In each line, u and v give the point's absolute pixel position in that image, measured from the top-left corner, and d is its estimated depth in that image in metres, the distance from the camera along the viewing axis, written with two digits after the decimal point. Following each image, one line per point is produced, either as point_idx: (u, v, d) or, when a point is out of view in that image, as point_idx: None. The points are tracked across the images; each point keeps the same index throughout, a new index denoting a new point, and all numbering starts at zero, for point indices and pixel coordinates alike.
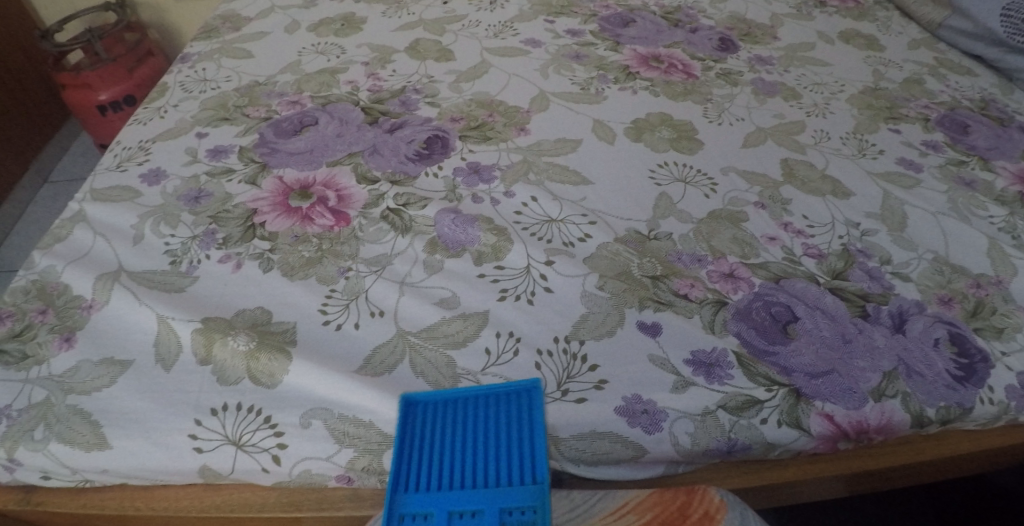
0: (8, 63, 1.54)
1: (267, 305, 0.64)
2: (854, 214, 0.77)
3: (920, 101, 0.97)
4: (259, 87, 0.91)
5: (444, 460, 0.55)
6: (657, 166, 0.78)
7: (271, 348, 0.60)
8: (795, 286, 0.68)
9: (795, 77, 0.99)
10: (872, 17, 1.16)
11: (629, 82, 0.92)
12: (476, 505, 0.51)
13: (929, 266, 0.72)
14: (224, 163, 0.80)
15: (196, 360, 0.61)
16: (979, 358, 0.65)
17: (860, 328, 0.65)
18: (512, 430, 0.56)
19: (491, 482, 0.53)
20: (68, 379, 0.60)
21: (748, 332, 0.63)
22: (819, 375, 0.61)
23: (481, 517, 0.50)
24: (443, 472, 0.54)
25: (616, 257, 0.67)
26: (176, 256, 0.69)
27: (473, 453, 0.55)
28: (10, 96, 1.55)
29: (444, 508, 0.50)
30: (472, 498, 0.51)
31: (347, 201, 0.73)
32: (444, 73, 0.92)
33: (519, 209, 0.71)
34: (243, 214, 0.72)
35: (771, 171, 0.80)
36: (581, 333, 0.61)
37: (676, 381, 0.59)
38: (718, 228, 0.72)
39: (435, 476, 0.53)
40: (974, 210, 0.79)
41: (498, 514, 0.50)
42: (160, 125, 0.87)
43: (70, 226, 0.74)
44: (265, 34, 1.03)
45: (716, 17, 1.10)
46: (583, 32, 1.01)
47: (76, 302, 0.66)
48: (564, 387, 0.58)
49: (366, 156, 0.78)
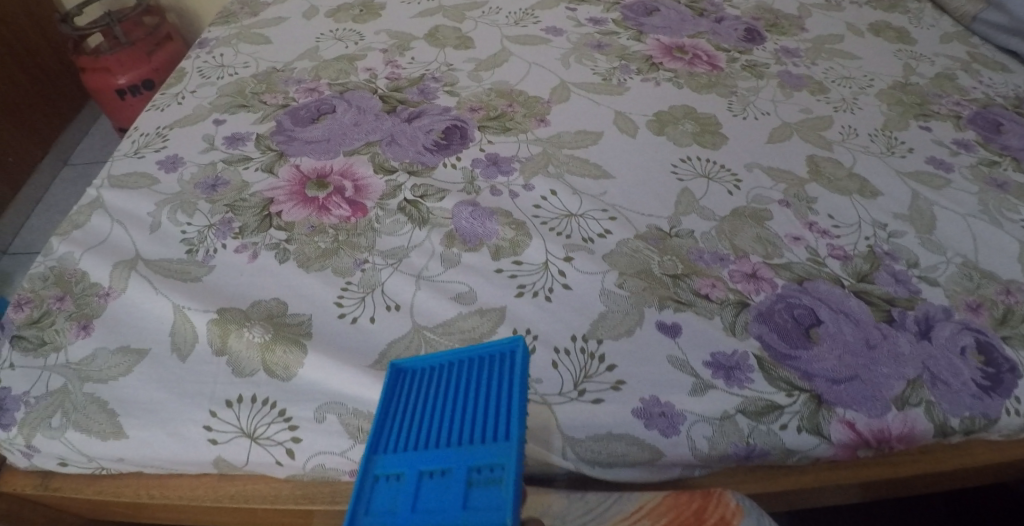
0: (29, 45, 1.55)
1: (282, 297, 0.64)
2: (881, 214, 0.75)
3: (952, 98, 0.94)
4: (277, 74, 0.91)
5: (418, 413, 0.48)
6: (679, 160, 0.76)
7: (286, 340, 0.60)
8: (819, 288, 0.66)
9: (822, 70, 0.96)
10: (904, 8, 1.12)
11: (651, 73, 0.90)
12: (444, 462, 0.43)
13: (958, 271, 0.71)
14: (240, 150, 0.79)
15: (211, 351, 0.61)
16: (1007, 368, 0.64)
17: (884, 334, 0.64)
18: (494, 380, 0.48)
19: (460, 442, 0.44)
20: (85, 367, 0.61)
21: (770, 335, 0.62)
22: (841, 381, 0.60)
23: (450, 477, 0.42)
24: (414, 435, 0.46)
25: (636, 254, 0.66)
26: (192, 245, 0.69)
27: (449, 410, 0.47)
28: (31, 78, 1.56)
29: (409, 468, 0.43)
30: (438, 457, 0.43)
31: (364, 191, 0.72)
32: (463, 61, 0.90)
33: (539, 203, 0.70)
34: (260, 203, 0.72)
35: (797, 168, 0.78)
36: (599, 332, 0.60)
37: (695, 384, 0.58)
38: (740, 226, 0.70)
39: (407, 438, 0.46)
40: (1006, 213, 0.77)
41: (466, 471, 0.42)
42: (178, 112, 0.87)
43: (88, 212, 0.74)
44: (284, 20, 1.02)
45: (743, 6, 1.07)
46: (606, 21, 0.99)
47: (93, 289, 0.66)
48: (580, 387, 0.57)
49: (384, 146, 0.77)
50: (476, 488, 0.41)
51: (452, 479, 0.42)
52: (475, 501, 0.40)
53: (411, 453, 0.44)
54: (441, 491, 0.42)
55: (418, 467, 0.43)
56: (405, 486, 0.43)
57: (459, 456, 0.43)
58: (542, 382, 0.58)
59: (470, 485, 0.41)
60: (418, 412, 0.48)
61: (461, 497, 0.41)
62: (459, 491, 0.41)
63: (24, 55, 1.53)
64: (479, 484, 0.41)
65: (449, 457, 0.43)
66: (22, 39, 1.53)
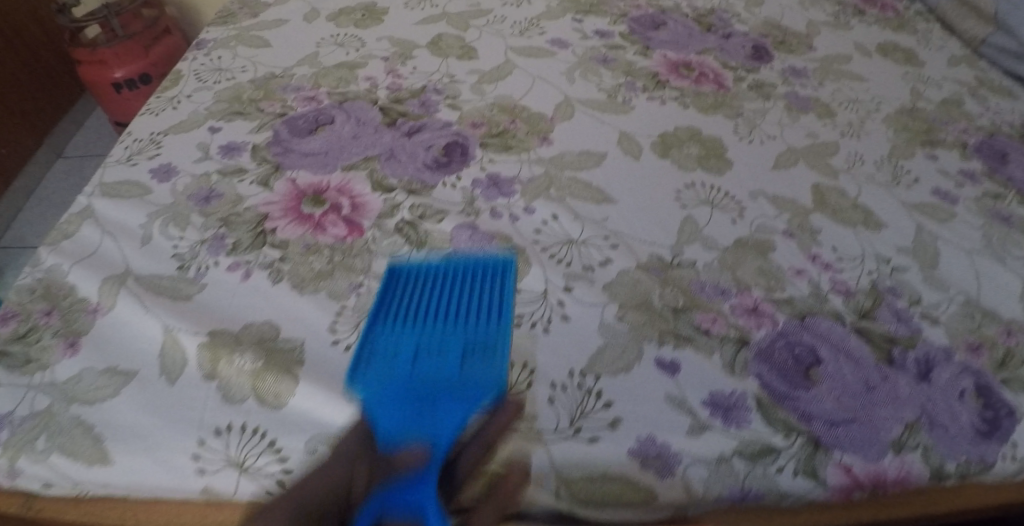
0: (25, 35, 1.56)
1: (275, 319, 0.63)
2: (885, 248, 0.74)
3: (959, 125, 0.93)
4: (275, 80, 0.90)
5: (416, 305, 0.57)
6: (684, 186, 0.75)
7: (277, 368, 0.59)
8: (821, 325, 0.65)
9: (830, 92, 0.95)
10: (912, 29, 1.11)
11: (657, 91, 0.88)
12: (442, 342, 0.53)
13: (959, 309, 0.70)
14: (236, 161, 0.78)
15: (201, 375, 0.60)
16: (1005, 412, 0.63)
17: (884, 375, 0.63)
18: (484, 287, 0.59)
19: (456, 328, 0.53)
20: (71, 388, 0.59)
21: (770, 374, 0.61)
22: (839, 424, 0.59)
23: (447, 355, 0.52)
24: (415, 320, 0.55)
25: (637, 285, 0.65)
26: (184, 261, 0.68)
27: (445, 303, 0.56)
28: (26, 69, 1.56)
29: (412, 349, 0.53)
30: (438, 340, 0.53)
31: (361, 209, 0.71)
32: (466, 73, 0.89)
33: (539, 227, 0.69)
34: (254, 219, 0.71)
35: (802, 197, 0.77)
36: (597, 367, 0.59)
37: (692, 424, 0.57)
38: (743, 257, 0.69)
39: (407, 322, 0.55)
40: (1010, 249, 0.76)
41: (462, 350, 0.52)
42: (173, 117, 0.85)
43: (79, 222, 0.73)
44: (284, 22, 1.01)
45: (751, 22, 1.06)
46: (612, 33, 0.97)
47: (82, 304, 0.65)
48: (576, 425, 0.56)
49: (382, 161, 0.76)
50: (469, 363, 0.52)
51: (450, 351, 0.52)
52: (471, 365, 0.52)
53: (414, 333, 0.54)
54: (439, 364, 0.51)
55: (421, 345, 0.53)
56: (409, 361, 0.52)
57: (457, 336, 0.53)
58: (537, 418, 0.57)
59: (466, 362, 0.52)
60: (413, 304, 0.57)
61: (458, 370, 0.51)
62: (457, 360, 0.52)
63: (18, 43, 1.54)
64: (474, 357, 0.52)
65: (445, 336, 0.53)
66: (16, 27, 1.53)
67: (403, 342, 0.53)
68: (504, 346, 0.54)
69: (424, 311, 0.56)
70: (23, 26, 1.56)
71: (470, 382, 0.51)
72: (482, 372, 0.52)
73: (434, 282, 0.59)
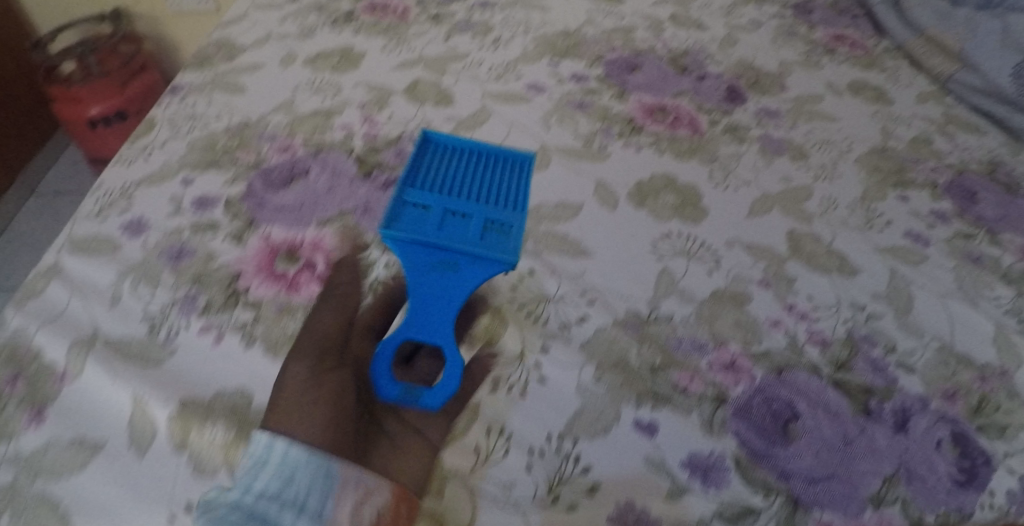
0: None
1: (248, 386, 0.62)
2: (859, 295, 0.74)
3: (929, 164, 0.94)
4: (250, 128, 0.89)
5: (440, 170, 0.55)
6: (659, 237, 0.76)
7: (250, 440, 0.58)
8: (798, 379, 0.66)
9: (803, 133, 0.96)
10: (881, 66, 1.12)
11: (633, 136, 0.89)
12: (467, 209, 0.50)
13: (934, 356, 0.70)
14: (209, 216, 0.77)
15: (172, 446, 0.58)
16: (983, 461, 0.62)
17: (862, 427, 0.63)
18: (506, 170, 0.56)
19: (477, 199, 0.52)
20: (36, 461, 0.57)
21: (748, 432, 0.61)
22: (818, 481, 0.59)
23: (470, 220, 0.50)
24: (438, 181, 0.53)
25: (613, 344, 0.65)
26: (155, 323, 0.66)
27: (465, 174, 0.55)
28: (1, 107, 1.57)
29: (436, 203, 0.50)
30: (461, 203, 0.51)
31: (336, 266, 0.71)
32: (443, 121, 0.89)
33: (516, 283, 0.69)
34: (226, 278, 0.70)
35: (777, 245, 0.78)
36: (575, 430, 0.59)
37: (671, 487, 0.57)
38: (720, 310, 0.70)
39: (428, 183, 0.53)
40: (982, 291, 0.77)
41: (484, 221, 0.50)
42: (145, 168, 0.84)
43: (46, 279, 0.70)
44: (260, 66, 1.00)
45: (725, 63, 1.07)
46: (588, 77, 0.99)
47: (48, 370, 0.63)
48: (555, 491, 0.56)
49: (358, 216, 0.76)
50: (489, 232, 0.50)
51: (470, 219, 0.50)
52: (491, 236, 0.49)
53: (435, 193, 0.51)
54: (463, 228, 0.50)
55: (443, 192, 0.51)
56: (432, 214, 0.50)
57: (481, 198, 0.52)
58: (514, 485, 0.56)
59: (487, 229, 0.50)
60: (436, 172, 0.55)
61: (478, 235, 0.49)
62: (477, 233, 0.49)
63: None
64: (495, 231, 0.50)
65: (467, 187, 0.53)
66: None
67: (429, 173, 0.54)
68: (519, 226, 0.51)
69: (447, 177, 0.54)
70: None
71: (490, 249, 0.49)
72: (501, 243, 0.49)
73: (453, 160, 0.56)
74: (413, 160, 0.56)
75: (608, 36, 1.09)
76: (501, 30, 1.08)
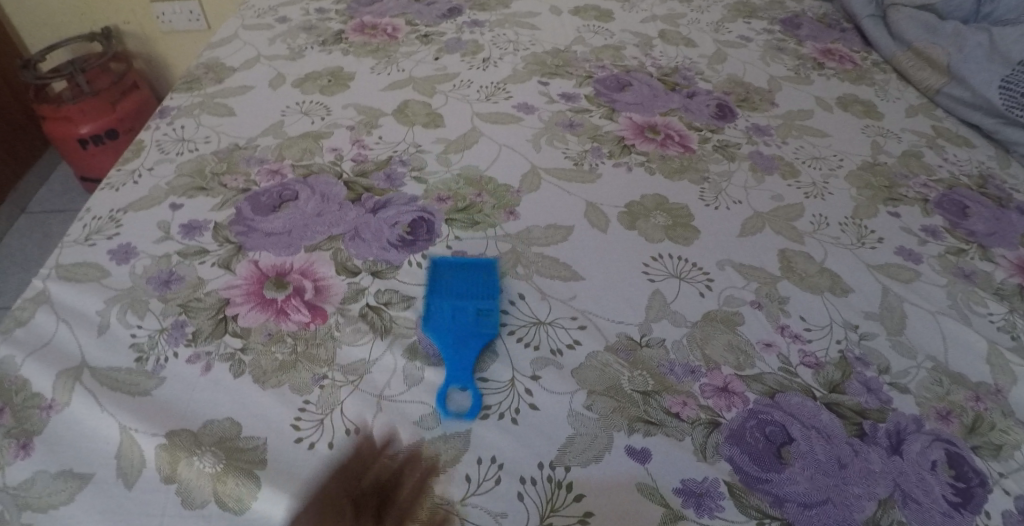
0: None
1: (236, 416, 0.61)
2: (851, 314, 0.74)
3: (919, 179, 0.94)
4: (239, 151, 0.89)
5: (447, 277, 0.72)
6: (650, 259, 0.76)
7: (239, 471, 0.57)
8: (791, 401, 0.65)
9: (793, 149, 0.96)
10: (870, 80, 1.13)
11: (623, 156, 0.89)
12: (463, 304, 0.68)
13: (928, 376, 0.70)
14: (197, 242, 0.76)
15: (159, 478, 0.57)
16: (977, 481, 0.62)
17: (856, 450, 0.63)
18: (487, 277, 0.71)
19: (470, 297, 0.69)
20: (23, 493, 0.57)
21: (741, 457, 0.60)
22: (813, 506, 0.58)
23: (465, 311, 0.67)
24: (444, 282, 0.71)
25: (606, 368, 0.65)
26: (142, 352, 0.66)
27: (462, 283, 0.71)
28: None
29: (445, 299, 0.69)
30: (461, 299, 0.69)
31: (325, 293, 0.70)
32: (433, 142, 0.89)
33: (507, 308, 0.69)
34: (215, 305, 0.69)
35: (768, 264, 0.78)
36: (567, 458, 0.59)
37: (665, 514, 0.56)
38: (712, 332, 0.69)
39: (439, 283, 0.71)
40: (974, 307, 0.77)
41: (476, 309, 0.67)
42: (133, 192, 0.83)
43: (33, 307, 0.69)
44: (249, 88, 1.00)
45: (714, 79, 1.07)
46: (578, 96, 0.99)
47: (35, 401, 0.62)
48: (547, 521, 0.55)
49: (346, 241, 0.75)
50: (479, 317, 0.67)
51: (468, 310, 0.67)
52: (484, 321, 0.66)
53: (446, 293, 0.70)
54: (462, 318, 0.67)
55: (448, 296, 0.69)
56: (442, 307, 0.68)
57: (474, 296, 0.69)
58: (506, 516, 0.55)
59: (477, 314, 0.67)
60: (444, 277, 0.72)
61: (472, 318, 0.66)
62: (474, 320, 0.66)
63: None
64: (487, 315, 0.66)
65: (465, 291, 0.69)
66: None
67: (433, 282, 0.71)
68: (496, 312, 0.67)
69: (449, 282, 0.71)
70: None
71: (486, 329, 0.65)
72: (493, 324, 0.66)
73: (455, 272, 0.72)
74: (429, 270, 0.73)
75: (598, 54, 1.09)
76: (490, 49, 1.09)
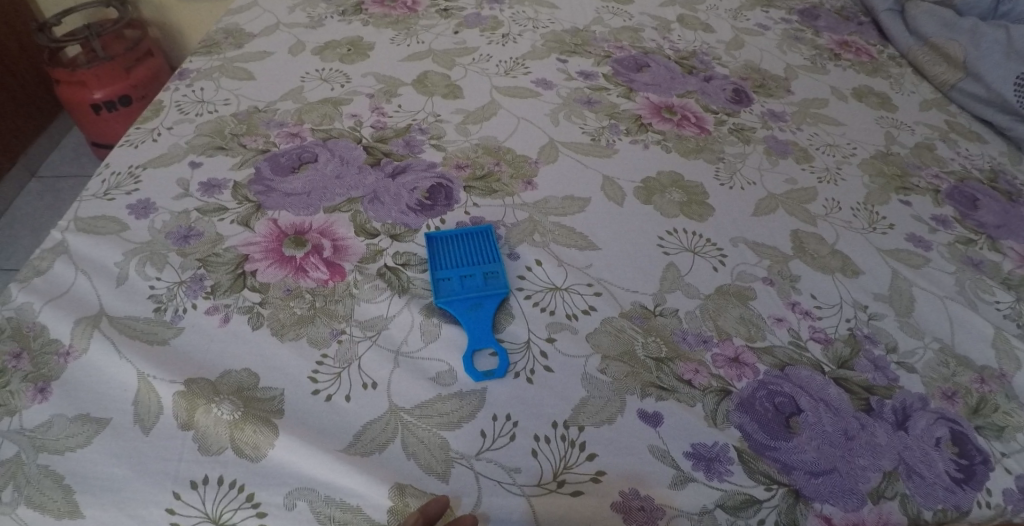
0: (8, 57, 1.56)
1: (254, 368, 0.62)
2: (861, 295, 0.74)
3: (931, 170, 0.94)
4: (258, 114, 0.89)
5: (448, 251, 0.71)
6: (665, 233, 0.78)
7: (257, 419, 0.58)
8: (800, 375, 0.66)
9: (807, 136, 0.97)
10: (886, 73, 1.13)
11: (640, 134, 0.91)
12: (470, 271, 0.69)
13: (934, 357, 0.69)
14: (216, 199, 0.77)
15: (176, 424, 0.58)
16: (979, 459, 0.62)
17: (862, 423, 0.63)
18: (483, 241, 0.72)
19: (473, 263, 0.70)
20: (41, 436, 0.57)
21: (750, 425, 0.61)
22: (820, 475, 0.59)
23: (474, 277, 0.68)
24: (444, 255, 0.71)
25: (620, 334, 0.67)
26: (161, 303, 0.66)
27: (463, 251, 0.71)
28: (9, 92, 1.57)
29: (453, 272, 0.69)
30: (467, 267, 0.69)
31: (343, 252, 0.71)
32: (452, 112, 0.91)
33: (523, 273, 0.71)
34: (233, 260, 0.70)
35: (781, 244, 0.78)
36: (580, 419, 0.60)
37: (675, 476, 0.57)
38: (724, 306, 0.71)
39: (441, 259, 0.70)
40: (981, 294, 0.77)
41: (483, 272, 0.69)
42: (152, 150, 0.83)
43: (51, 258, 0.69)
44: (269, 54, 1.00)
45: (731, 65, 1.08)
46: (596, 75, 1.00)
47: (53, 346, 0.62)
48: (559, 478, 0.56)
49: (366, 203, 0.77)
50: (489, 278, 0.68)
51: (476, 275, 0.68)
52: (493, 282, 0.68)
53: (451, 266, 0.69)
54: (473, 283, 0.68)
55: (453, 269, 0.69)
56: (453, 280, 0.68)
57: (478, 260, 0.70)
58: (520, 471, 0.56)
59: (486, 276, 0.68)
60: (445, 254, 0.71)
61: (483, 281, 0.68)
62: (482, 282, 0.68)
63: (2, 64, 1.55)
64: (495, 277, 0.68)
65: (467, 258, 0.70)
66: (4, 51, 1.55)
67: (436, 256, 0.71)
68: (501, 270, 0.69)
69: (450, 254, 0.71)
70: (12, 52, 1.57)
71: (496, 288, 0.67)
72: (502, 284, 0.68)
73: (453, 245, 0.72)
74: (427, 253, 0.71)
75: (616, 35, 1.10)
76: (510, 26, 1.09)
